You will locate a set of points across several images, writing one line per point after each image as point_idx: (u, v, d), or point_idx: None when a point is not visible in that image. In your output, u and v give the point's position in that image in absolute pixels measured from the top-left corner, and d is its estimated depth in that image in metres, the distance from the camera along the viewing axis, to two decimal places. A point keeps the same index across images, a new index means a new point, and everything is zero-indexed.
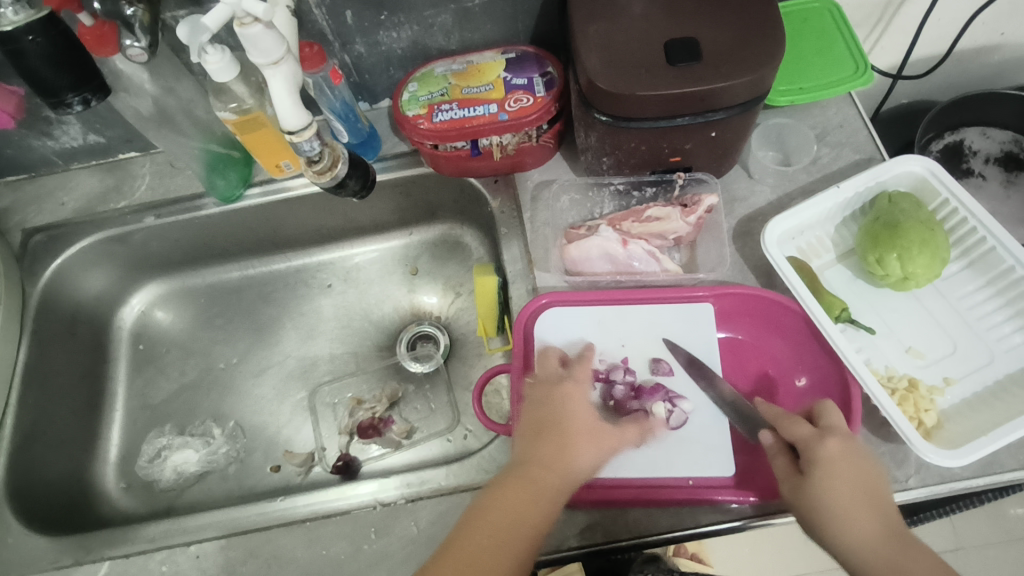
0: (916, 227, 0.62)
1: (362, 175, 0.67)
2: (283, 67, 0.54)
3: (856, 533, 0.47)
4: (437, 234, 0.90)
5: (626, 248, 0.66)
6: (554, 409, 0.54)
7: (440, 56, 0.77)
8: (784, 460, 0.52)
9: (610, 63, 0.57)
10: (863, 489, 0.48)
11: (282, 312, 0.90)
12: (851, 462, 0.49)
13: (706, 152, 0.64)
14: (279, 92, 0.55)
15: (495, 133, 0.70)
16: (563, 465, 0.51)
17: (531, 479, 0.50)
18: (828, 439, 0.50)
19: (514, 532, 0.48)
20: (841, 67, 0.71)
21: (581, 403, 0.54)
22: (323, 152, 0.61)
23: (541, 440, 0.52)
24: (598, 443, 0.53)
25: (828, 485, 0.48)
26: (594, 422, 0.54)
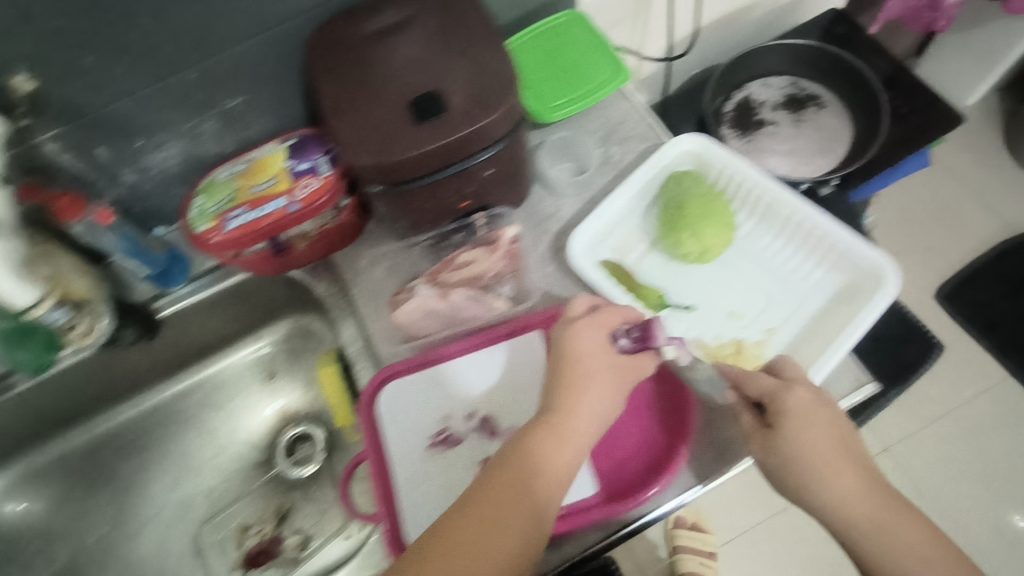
0: (698, 202, 0.65)
1: (141, 324, 0.74)
2: None
3: (835, 482, 0.52)
4: (288, 327, 0.85)
5: (447, 300, 0.65)
6: (566, 356, 0.54)
7: (222, 160, 0.74)
8: (753, 415, 0.56)
9: (363, 140, 0.57)
10: (832, 436, 0.53)
11: (145, 462, 0.84)
12: (816, 409, 0.54)
13: (495, 187, 0.65)
14: None
15: (292, 226, 0.69)
16: (572, 409, 0.52)
17: (546, 434, 0.51)
18: (795, 388, 0.54)
19: (526, 492, 0.49)
20: (599, 70, 0.75)
21: (595, 347, 0.54)
22: (76, 318, 0.67)
23: (556, 389, 0.53)
24: (611, 385, 0.53)
25: (806, 436, 0.52)
26: (608, 363, 0.54)
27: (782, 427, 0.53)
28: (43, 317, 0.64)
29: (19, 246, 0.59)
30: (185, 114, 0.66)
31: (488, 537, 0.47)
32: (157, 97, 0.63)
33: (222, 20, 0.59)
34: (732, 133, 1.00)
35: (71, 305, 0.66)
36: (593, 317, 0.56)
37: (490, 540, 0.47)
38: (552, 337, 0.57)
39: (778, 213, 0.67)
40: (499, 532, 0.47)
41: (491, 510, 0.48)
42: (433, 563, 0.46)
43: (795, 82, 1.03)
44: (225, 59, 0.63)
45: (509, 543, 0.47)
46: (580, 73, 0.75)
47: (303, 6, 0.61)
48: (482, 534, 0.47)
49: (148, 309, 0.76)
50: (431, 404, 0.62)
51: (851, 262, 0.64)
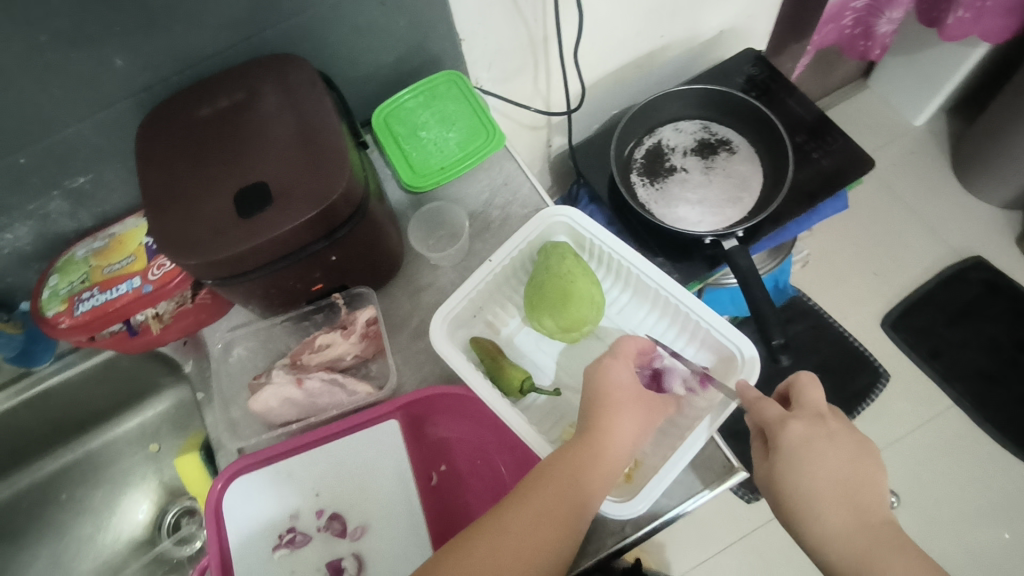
0: (557, 282, 0.63)
1: None
2: None
3: (829, 520, 0.48)
4: (172, 402, 0.83)
5: (303, 387, 0.62)
6: (600, 383, 0.56)
7: (82, 236, 0.71)
8: (762, 442, 0.55)
9: (183, 236, 0.54)
10: (832, 470, 0.50)
11: (20, 543, 0.81)
12: (814, 442, 0.51)
13: (348, 269, 0.63)
14: None
15: (146, 307, 0.67)
16: (608, 433, 0.53)
17: (585, 454, 0.52)
18: (791, 420, 0.52)
19: (560, 510, 0.49)
20: (475, 134, 0.73)
21: (626, 375, 0.57)
22: None
23: (595, 412, 0.54)
24: (632, 414, 0.55)
25: (797, 466, 0.50)
26: (639, 392, 0.57)
27: (776, 455, 0.52)
28: None
29: None
30: (26, 195, 0.63)
31: (505, 553, 0.47)
32: None
33: (43, 106, 0.56)
34: (641, 180, 0.98)
35: None
36: (620, 354, 0.59)
37: (504, 557, 0.47)
38: (587, 368, 0.59)
39: (647, 287, 0.66)
40: (521, 553, 0.47)
41: (515, 524, 0.48)
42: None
43: (705, 126, 1.02)
44: (58, 142, 0.60)
45: (532, 558, 0.47)
46: (453, 139, 0.72)
47: (135, 87, 0.59)
48: (493, 553, 0.47)
49: None
50: (280, 502, 0.59)
51: (716, 339, 0.62)
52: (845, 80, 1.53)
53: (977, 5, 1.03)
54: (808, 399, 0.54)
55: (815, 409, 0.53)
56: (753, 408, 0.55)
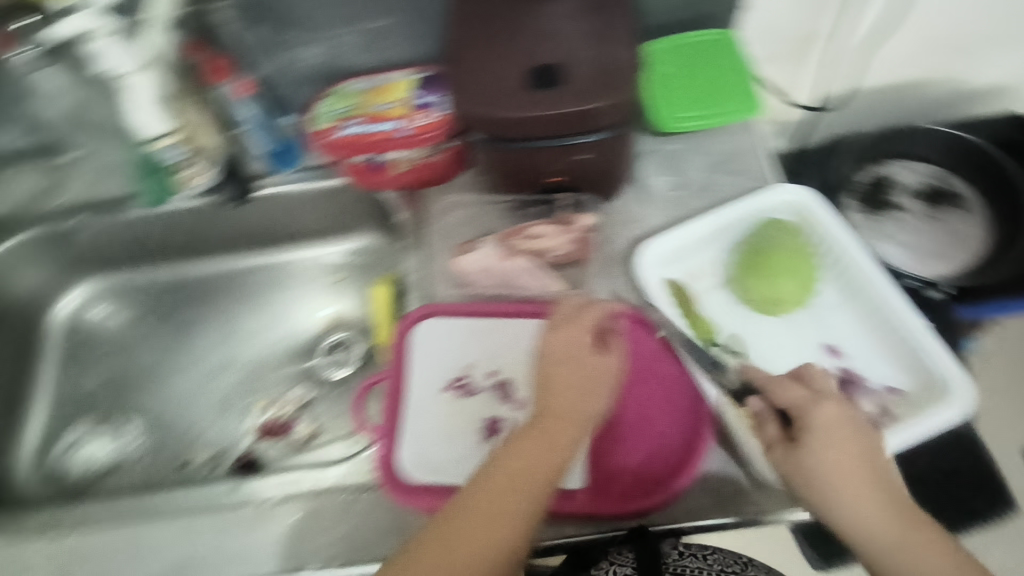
0: (781, 256, 0.64)
1: (240, 183, 0.81)
2: (145, 77, 0.67)
3: (872, 504, 0.48)
4: (362, 245, 0.92)
5: (508, 262, 0.68)
6: (552, 351, 0.55)
7: (350, 75, 0.78)
8: (775, 427, 0.53)
9: (478, 89, 0.59)
10: (862, 459, 0.49)
11: (211, 312, 0.94)
12: (839, 426, 0.50)
13: (587, 172, 0.66)
14: (140, 100, 0.68)
15: (397, 149, 0.74)
16: (570, 410, 0.53)
17: (556, 427, 0.52)
18: (823, 402, 0.52)
19: (537, 476, 0.50)
20: (733, 98, 0.72)
21: (579, 344, 0.55)
22: (187, 159, 0.75)
23: (552, 385, 0.54)
24: (588, 393, 0.53)
25: (829, 452, 0.49)
26: (590, 366, 0.54)
27: (806, 441, 0.50)
28: (162, 152, 0.73)
29: (166, 84, 0.70)
30: (332, 19, 0.71)
31: (499, 515, 0.48)
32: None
33: None
34: (858, 207, 0.94)
35: (184, 146, 0.75)
36: (580, 320, 0.56)
37: (501, 519, 0.48)
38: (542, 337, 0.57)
39: (865, 293, 0.64)
40: (506, 514, 0.48)
41: (511, 476, 0.50)
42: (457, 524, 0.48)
43: (942, 175, 0.95)
44: None
45: (526, 511, 0.49)
46: (711, 94, 0.73)
47: None
48: (488, 510, 0.48)
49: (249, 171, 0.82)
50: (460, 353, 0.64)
51: (922, 366, 0.61)
52: None
53: None
54: (817, 383, 0.54)
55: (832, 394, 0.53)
56: (774, 390, 0.54)
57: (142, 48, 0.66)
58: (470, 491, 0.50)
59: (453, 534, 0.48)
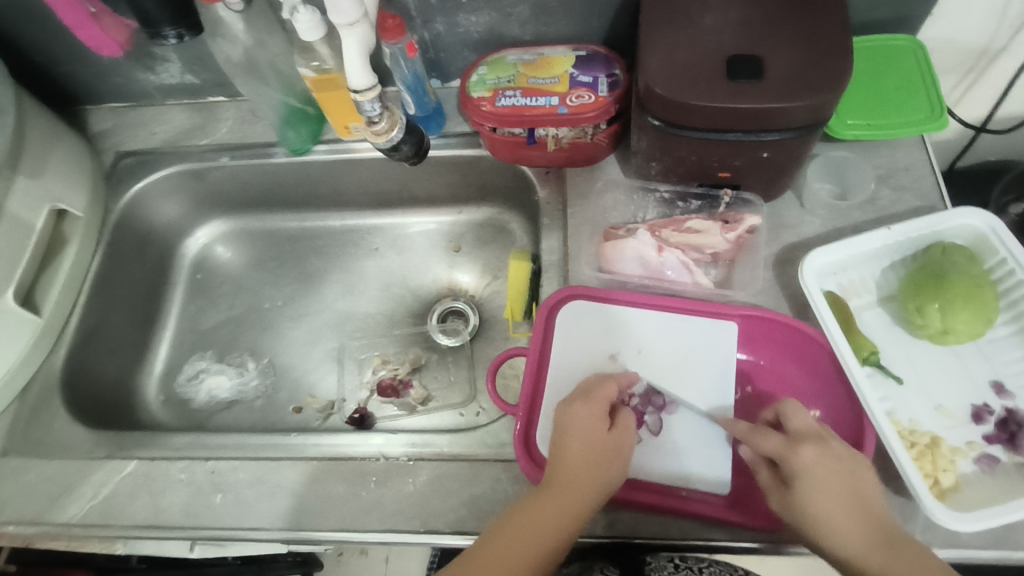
0: (965, 281, 0.59)
1: (416, 142, 0.69)
2: (357, 29, 0.58)
3: (854, 536, 0.47)
4: (485, 217, 0.92)
5: (661, 255, 0.66)
6: (566, 426, 0.55)
7: (513, 45, 0.79)
8: (767, 473, 0.52)
9: (670, 70, 0.57)
10: (846, 496, 0.48)
11: (329, 265, 0.95)
12: (825, 464, 0.49)
13: (757, 172, 0.63)
14: (351, 53, 0.58)
15: (552, 125, 0.72)
16: (573, 482, 0.52)
17: (551, 495, 0.51)
18: (802, 446, 0.50)
19: (532, 545, 0.49)
20: (915, 109, 0.69)
21: (595, 418, 0.56)
22: (383, 115, 0.63)
23: (560, 453, 0.54)
24: (606, 461, 0.54)
25: (817, 494, 0.48)
26: (599, 441, 0.54)
27: (795, 486, 0.49)
28: (362, 106, 0.61)
29: (373, 36, 0.60)
30: None
31: None
32: None
33: None
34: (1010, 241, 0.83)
35: (384, 102, 0.63)
36: (595, 395, 0.57)
37: None
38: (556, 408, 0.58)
39: None
40: None
41: (516, 537, 0.49)
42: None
43: None
44: None
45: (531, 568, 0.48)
46: (888, 105, 0.69)
47: None
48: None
49: (422, 132, 0.72)
50: (605, 341, 0.64)
51: None
52: None
53: None
54: (796, 423, 0.53)
55: (811, 429, 0.52)
56: (750, 438, 0.53)
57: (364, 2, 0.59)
58: (478, 552, 0.49)
59: None
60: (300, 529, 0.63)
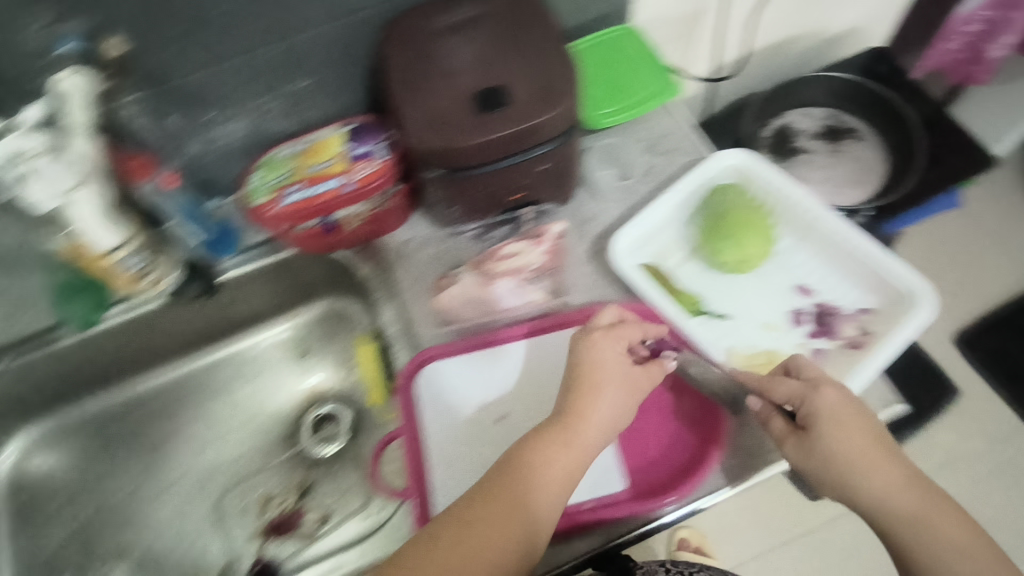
0: (741, 213, 0.68)
1: (204, 280, 0.76)
2: (82, 191, 0.58)
3: (880, 475, 0.53)
4: (322, 310, 0.88)
5: (491, 288, 0.69)
6: (582, 361, 0.56)
7: (285, 138, 0.76)
8: (781, 421, 0.57)
9: (429, 126, 0.59)
10: (869, 436, 0.54)
11: (175, 425, 0.86)
12: (845, 406, 0.55)
13: (545, 183, 0.67)
14: (84, 215, 0.59)
15: (343, 206, 0.72)
16: (586, 419, 0.54)
17: (563, 436, 0.53)
18: (824, 389, 0.55)
19: (531, 489, 0.51)
20: (653, 80, 0.77)
21: (610, 355, 0.56)
22: (150, 267, 0.68)
23: (575, 393, 0.55)
24: (630, 394, 0.55)
25: (839, 436, 0.53)
26: (624, 374, 0.55)
27: (816, 428, 0.54)
28: (122, 261, 0.65)
29: (108, 189, 0.61)
30: (257, 89, 0.68)
31: (500, 531, 0.49)
32: (234, 72, 0.65)
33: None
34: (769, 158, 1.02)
35: (147, 254, 0.68)
36: (609, 330, 0.57)
37: (498, 532, 0.49)
38: (571, 341, 0.58)
39: (817, 231, 0.70)
40: (503, 528, 0.49)
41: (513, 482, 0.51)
42: (468, 515, 0.50)
43: (834, 114, 1.05)
44: (303, 41, 0.65)
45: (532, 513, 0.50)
46: (629, 86, 0.77)
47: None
48: (486, 524, 0.49)
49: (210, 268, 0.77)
50: (471, 388, 0.64)
51: (883, 281, 0.67)
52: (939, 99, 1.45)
53: None
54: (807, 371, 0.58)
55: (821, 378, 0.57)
56: (764, 387, 0.58)
57: (84, 157, 0.57)
58: (494, 472, 0.53)
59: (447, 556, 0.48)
60: None
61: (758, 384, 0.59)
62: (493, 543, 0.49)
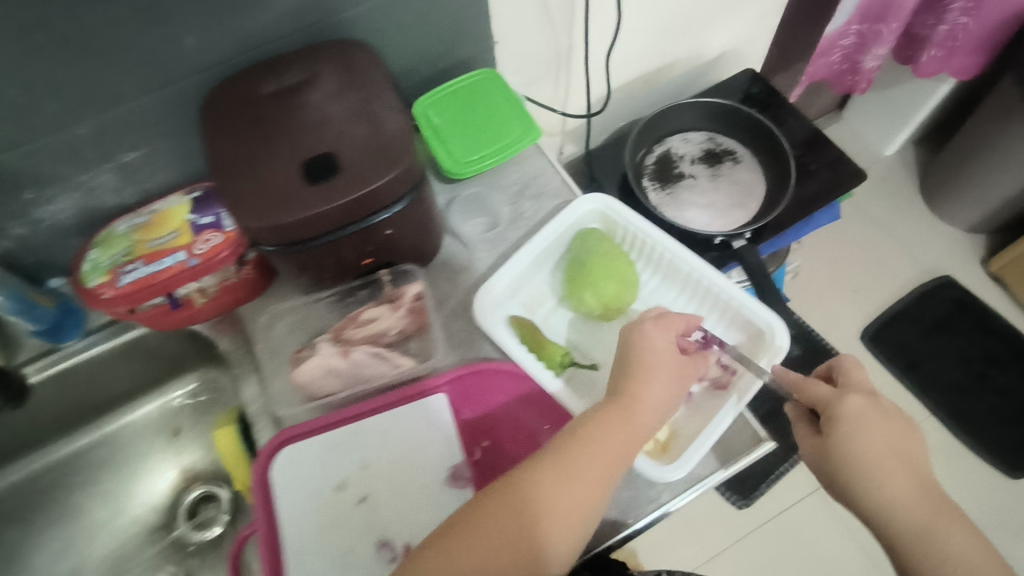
0: (600, 262, 0.67)
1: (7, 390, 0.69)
2: None
3: (894, 487, 0.52)
4: (197, 384, 0.81)
5: (348, 358, 0.65)
6: (637, 347, 0.57)
7: (123, 212, 0.71)
8: (805, 422, 0.57)
9: (257, 201, 0.56)
10: (890, 444, 0.53)
11: (30, 527, 0.78)
12: (870, 413, 0.54)
13: (399, 244, 0.65)
14: None
15: (190, 281, 0.67)
16: (640, 404, 0.54)
17: (619, 420, 0.53)
18: (851, 395, 0.55)
19: (580, 474, 0.51)
20: (515, 123, 0.76)
21: (662, 342, 0.57)
22: None
23: (630, 377, 0.55)
24: (677, 380, 0.56)
25: (858, 442, 0.53)
26: (675, 360, 0.57)
27: (838, 431, 0.54)
28: None
29: None
30: (77, 167, 0.63)
31: (533, 522, 0.49)
32: (46, 152, 0.60)
33: (109, 74, 0.56)
34: (653, 185, 1.03)
35: None
36: (661, 318, 0.58)
37: (531, 522, 0.49)
38: (623, 331, 0.59)
39: (679, 270, 0.70)
40: (539, 515, 0.49)
41: (559, 467, 0.51)
42: (501, 507, 0.49)
43: (711, 137, 1.08)
44: (121, 114, 0.60)
45: (579, 500, 0.50)
46: (492, 131, 0.75)
47: (201, 65, 0.60)
48: (523, 515, 0.49)
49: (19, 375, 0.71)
50: (330, 472, 0.60)
51: (744, 317, 0.67)
52: (824, 108, 1.50)
53: (949, 45, 1.07)
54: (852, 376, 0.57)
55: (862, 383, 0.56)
56: (800, 387, 0.58)
57: None
58: (533, 462, 0.52)
59: (468, 553, 0.48)
60: None
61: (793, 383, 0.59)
62: (523, 536, 0.48)
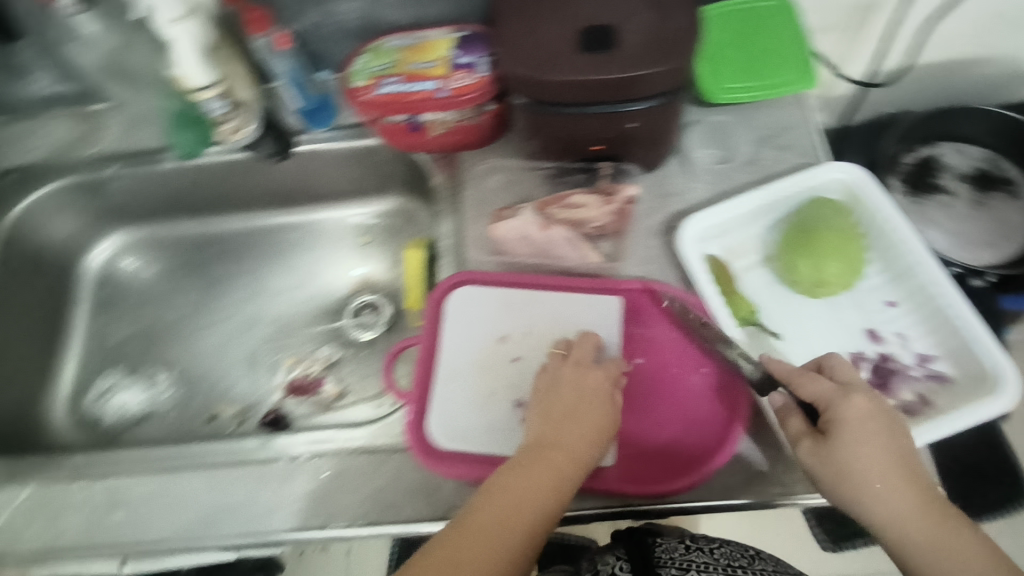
0: (832, 236, 0.63)
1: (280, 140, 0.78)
2: (187, 23, 0.64)
3: (898, 497, 0.48)
4: (393, 208, 0.91)
5: (545, 232, 0.68)
6: (562, 391, 0.56)
7: (396, 31, 0.76)
8: (798, 421, 0.53)
9: (527, 51, 0.57)
10: (891, 452, 0.49)
11: (235, 267, 0.93)
12: (872, 419, 0.50)
13: (632, 141, 0.64)
14: (183, 49, 0.65)
15: (433, 110, 0.71)
16: (568, 446, 0.53)
17: (546, 461, 0.52)
18: (853, 397, 0.51)
19: (520, 514, 0.50)
20: (789, 66, 0.69)
21: (579, 387, 0.56)
22: (232, 114, 0.72)
23: (554, 419, 0.54)
24: (603, 428, 0.55)
25: (859, 449, 0.49)
26: (601, 406, 0.55)
27: (839, 436, 0.50)
28: (206, 103, 0.69)
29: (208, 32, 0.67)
30: None
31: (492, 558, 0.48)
32: None
33: None
34: (900, 187, 0.92)
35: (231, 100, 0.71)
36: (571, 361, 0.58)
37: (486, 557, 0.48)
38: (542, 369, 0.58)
39: (913, 277, 0.63)
40: (492, 551, 0.48)
41: (499, 505, 0.50)
42: (456, 538, 0.49)
43: (993, 159, 0.92)
44: None
45: (526, 537, 0.49)
46: (765, 64, 0.70)
47: None
48: (479, 547, 0.48)
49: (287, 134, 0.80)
50: (495, 322, 0.64)
51: (968, 353, 0.59)
52: None
53: None
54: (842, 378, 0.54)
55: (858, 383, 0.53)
56: (795, 383, 0.54)
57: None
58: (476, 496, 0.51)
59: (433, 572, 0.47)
60: (200, 541, 0.60)
61: (786, 378, 0.55)
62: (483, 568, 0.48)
